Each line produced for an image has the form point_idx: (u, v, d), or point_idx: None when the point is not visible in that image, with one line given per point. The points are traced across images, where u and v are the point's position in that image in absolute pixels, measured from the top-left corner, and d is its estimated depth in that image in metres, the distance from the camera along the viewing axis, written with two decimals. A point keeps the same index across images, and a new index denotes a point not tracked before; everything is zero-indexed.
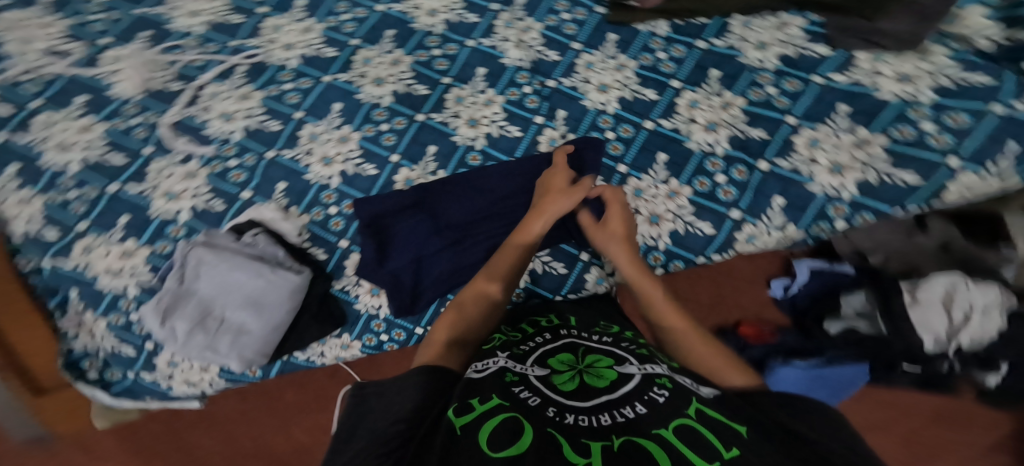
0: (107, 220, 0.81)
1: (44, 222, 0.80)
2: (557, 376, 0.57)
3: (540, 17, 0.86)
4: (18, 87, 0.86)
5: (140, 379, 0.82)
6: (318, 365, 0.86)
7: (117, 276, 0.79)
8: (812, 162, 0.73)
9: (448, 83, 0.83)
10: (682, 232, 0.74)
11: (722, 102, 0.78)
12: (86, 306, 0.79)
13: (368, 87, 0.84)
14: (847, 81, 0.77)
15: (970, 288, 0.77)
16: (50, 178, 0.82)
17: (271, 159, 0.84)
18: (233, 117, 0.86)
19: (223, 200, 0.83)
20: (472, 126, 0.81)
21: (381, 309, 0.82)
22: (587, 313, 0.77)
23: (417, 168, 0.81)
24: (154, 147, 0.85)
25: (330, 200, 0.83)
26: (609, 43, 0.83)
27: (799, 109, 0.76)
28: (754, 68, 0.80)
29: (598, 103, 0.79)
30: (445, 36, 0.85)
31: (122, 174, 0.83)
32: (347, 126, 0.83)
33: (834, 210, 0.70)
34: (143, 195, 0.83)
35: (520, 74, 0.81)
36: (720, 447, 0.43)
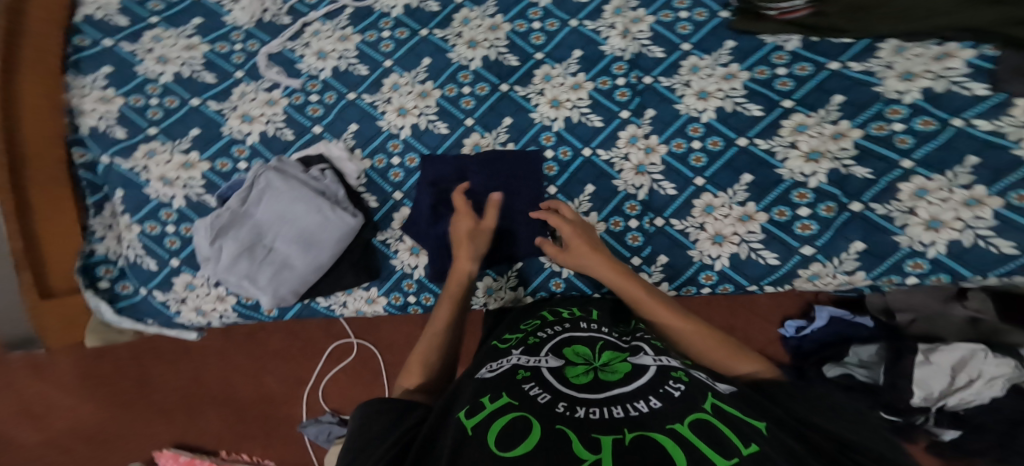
0: (178, 130, 0.85)
1: (116, 121, 0.85)
2: (571, 368, 0.60)
3: (654, 12, 0.80)
4: (145, 3, 0.90)
5: (151, 296, 0.85)
6: (337, 314, 0.87)
7: (170, 185, 0.83)
8: (909, 213, 0.67)
9: (540, 59, 0.81)
10: (743, 257, 0.73)
11: (835, 131, 0.71)
12: (126, 210, 0.84)
13: (461, 48, 0.83)
14: (990, 129, 0.66)
15: (987, 359, 0.76)
16: (139, 83, 0.86)
17: (350, 101, 0.84)
18: (327, 55, 0.86)
19: (294, 131, 0.84)
20: (553, 107, 0.79)
21: (416, 270, 0.82)
22: (609, 309, 0.79)
23: (488, 136, 0.81)
24: (246, 72, 0.87)
25: (395, 150, 0.83)
26: (724, 51, 0.77)
27: (921, 153, 0.68)
28: (888, 100, 0.70)
29: (693, 109, 0.76)
30: (549, 11, 0.82)
31: (208, 91, 0.86)
32: (430, 82, 0.83)
33: (911, 265, 0.67)
34: (222, 113, 0.85)
35: (617, 64, 0.79)
36: (738, 444, 0.45)
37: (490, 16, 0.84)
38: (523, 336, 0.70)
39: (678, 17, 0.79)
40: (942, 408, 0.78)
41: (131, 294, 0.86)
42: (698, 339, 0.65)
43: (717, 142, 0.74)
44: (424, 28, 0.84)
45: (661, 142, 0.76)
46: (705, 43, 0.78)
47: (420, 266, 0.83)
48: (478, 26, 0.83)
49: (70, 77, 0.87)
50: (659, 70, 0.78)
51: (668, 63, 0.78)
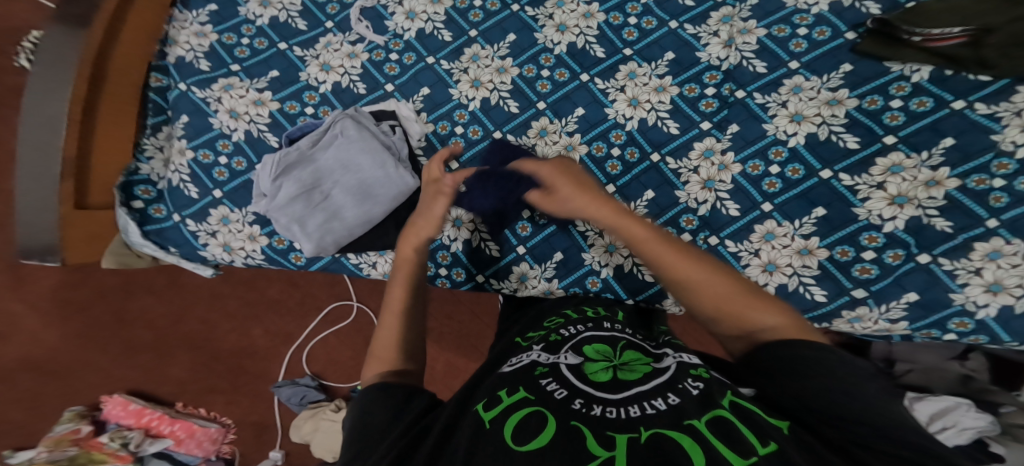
0: (258, 70, 0.85)
1: (205, 54, 0.87)
2: (590, 365, 0.57)
3: (767, 24, 0.78)
4: None
5: (183, 225, 0.84)
6: (364, 274, 0.86)
7: (238, 119, 0.83)
8: (975, 273, 0.66)
9: (629, 54, 0.80)
10: (791, 289, 0.72)
11: (930, 178, 0.68)
12: (185, 137, 0.84)
13: (549, 30, 0.83)
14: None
15: (968, 411, 0.75)
16: (238, 23, 0.87)
17: (428, 65, 0.84)
18: (416, 16, 0.85)
19: (367, 85, 0.84)
20: (631, 106, 0.79)
21: (455, 243, 0.90)
22: (633, 318, 0.77)
23: (557, 122, 0.80)
24: (335, 23, 0.87)
25: (461, 119, 0.82)
26: (837, 74, 0.74)
27: (1011, 214, 0.65)
28: (999, 152, 0.67)
29: (782, 131, 0.74)
30: (649, 9, 0.81)
31: (296, 37, 0.87)
32: (510, 59, 0.82)
33: (955, 323, 0.67)
34: (304, 60, 0.86)
35: (709, 73, 0.78)
36: (755, 442, 0.44)
37: (586, 3, 0.82)
38: (545, 333, 0.68)
39: (796, 33, 0.77)
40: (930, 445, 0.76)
41: (162, 219, 0.85)
42: (706, 291, 0.59)
43: (795, 171, 0.73)
44: (515, 3, 0.84)
45: (737, 161, 0.75)
46: (817, 64, 0.75)
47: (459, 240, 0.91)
48: (572, 10, 0.82)
49: (177, 11, 0.90)
50: (755, 85, 0.76)
51: (768, 80, 0.76)
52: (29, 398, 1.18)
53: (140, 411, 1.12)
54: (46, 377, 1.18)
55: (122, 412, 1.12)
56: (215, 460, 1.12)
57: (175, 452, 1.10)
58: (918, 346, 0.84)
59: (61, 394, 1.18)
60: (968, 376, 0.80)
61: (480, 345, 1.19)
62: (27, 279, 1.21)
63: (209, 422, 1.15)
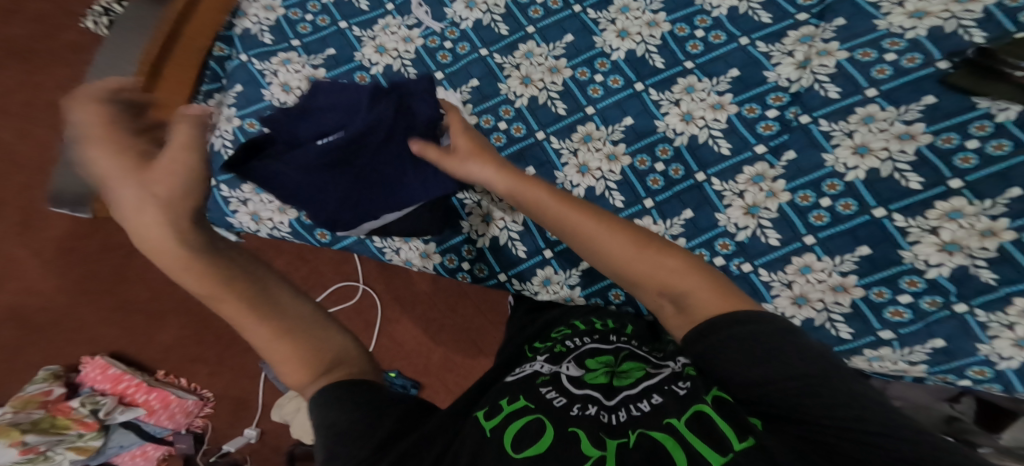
0: (316, 46, 0.86)
1: (269, 28, 0.87)
2: (589, 373, 0.61)
3: (850, 48, 0.75)
4: None
5: (217, 191, 0.84)
6: (385, 258, 0.95)
7: (289, 93, 0.84)
8: (1006, 328, 0.64)
9: (689, 68, 0.79)
10: (818, 323, 0.70)
11: (987, 228, 0.66)
12: (234, 105, 0.85)
13: (609, 35, 0.82)
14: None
15: None
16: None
17: (481, 57, 0.84)
18: (475, 6, 0.85)
19: (418, 71, 0.84)
20: (683, 121, 0.78)
21: (482, 239, 0.91)
22: (644, 328, 0.78)
23: (603, 129, 0.80)
24: (396, 6, 0.87)
25: (505, 115, 0.82)
26: (917, 106, 0.71)
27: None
28: None
29: (842, 163, 0.72)
30: (720, 24, 0.80)
31: (357, 17, 0.87)
32: (565, 60, 0.82)
33: (975, 371, 0.65)
34: (360, 40, 0.86)
35: (775, 95, 0.77)
36: (732, 438, 0.46)
37: (652, 12, 0.82)
38: (551, 343, 0.72)
39: (880, 58, 0.73)
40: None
41: None
42: (626, 253, 0.56)
43: (846, 205, 0.71)
44: (578, 4, 0.83)
45: (786, 190, 0.73)
46: (897, 94, 0.72)
47: (487, 235, 0.91)
48: (636, 18, 0.82)
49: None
50: (823, 111, 0.74)
51: (838, 106, 0.74)
52: (30, 343, 1.19)
53: (117, 377, 1.12)
54: (48, 322, 1.20)
55: (102, 377, 1.12)
56: (185, 433, 1.14)
57: (144, 422, 1.10)
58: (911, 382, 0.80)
59: (62, 341, 1.19)
60: (953, 417, 0.76)
61: (482, 343, 1.17)
62: (39, 225, 1.22)
63: (187, 394, 1.16)
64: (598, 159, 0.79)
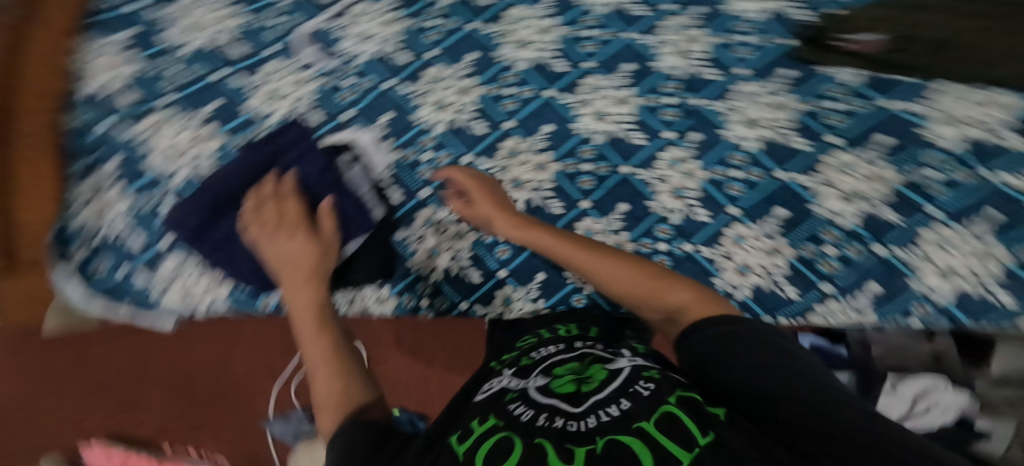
0: (200, 98, 0.78)
1: (131, 86, 0.76)
2: (556, 380, 0.59)
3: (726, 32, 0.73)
4: None
5: (131, 278, 0.86)
6: (344, 310, 0.94)
7: (174, 162, 0.79)
8: (926, 260, 0.69)
9: (589, 68, 0.77)
10: (768, 290, 0.78)
11: (876, 172, 0.68)
12: (118, 184, 0.79)
13: (511, 46, 0.79)
14: (1020, 186, 0.64)
15: (946, 389, 0.81)
16: (153, 36, 0.76)
17: (384, 90, 0.82)
18: (370, 36, 0.80)
19: (321, 114, 0.81)
20: (597, 120, 0.78)
21: (434, 271, 0.91)
22: (608, 324, 0.78)
23: (527, 141, 0.81)
24: (285, 45, 0.79)
25: (427, 144, 0.83)
26: (781, 79, 0.70)
27: (953, 204, 0.67)
28: (929, 145, 0.66)
29: (739, 137, 0.73)
30: (608, 19, 0.75)
31: (236, 64, 0.79)
32: (474, 78, 0.80)
33: (918, 308, 0.72)
34: (243, 91, 0.79)
35: (666, 84, 0.74)
36: (697, 432, 0.45)
37: (548, 14, 0.77)
38: (518, 355, 0.71)
39: (748, 35, 0.71)
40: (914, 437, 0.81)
41: (106, 275, 0.85)
42: (616, 276, 0.63)
43: (757, 174, 0.73)
44: (468, 21, 0.79)
45: (704, 168, 0.75)
46: (768, 69, 0.71)
47: (439, 267, 0.91)
48: (532, 22, 0.78)
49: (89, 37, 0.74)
50: (714, 93, 0.73)
51: (718, 87, 0.73)
52: None
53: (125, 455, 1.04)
54: None
55: (104, 460, 1.04)
56: None
57: None
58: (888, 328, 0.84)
59: None
60: (937, 354, 0.83)
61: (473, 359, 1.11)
62: None
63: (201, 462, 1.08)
64: (527, 171, 0.82)
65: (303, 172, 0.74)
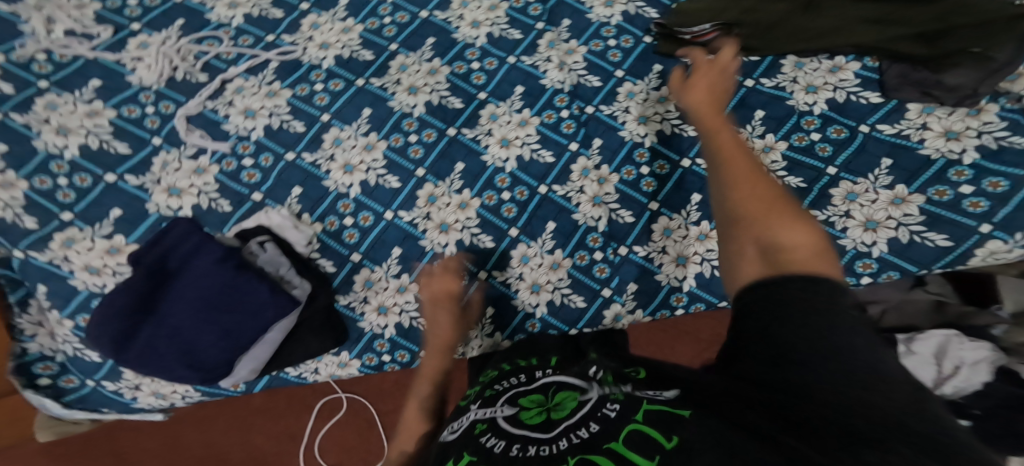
0: (95, 212, 0.81)
1: (24, 209, 0.80)
2: (524, 412, 0.55)
3: (586, 41, 0.84)
4: (31, 66, 0.87)
5: (101, 387, 0.82)
6: (310, 381, 0.86)
7: (99, 274, 0.79)
8: (847, 216, 0.70)
9: (484, 98, 0.82)
10: (708, 274, 0.77)
11: (765, 145, 0.74)
12: (52, 305, 0.79)
13: (401, 95, 0.84)
14: (893, 132, 0.71)
15: (963, 344, 0.80)
16: (43, 161, 0.83)
17: (289, 162, 0.84)
18: (256, 113, 0.86)
19: (231, 200, 0.83)
20: (503, 147, 0.80)
21: (386, 330, 0.82)
22: (569, 353, 0.74)
23: (442, 185, 0.81)
24: (164, 138, 0.86)
25: (347, 210, 0.82)
26: (654, 74, 0.81)
27: (841, 159, 0.72)
28: (801, 113, 0.75)
29: (636, 134, 0.80)
30: (486, 51, 0.84)
31: (123, 164, 0.84)
32: (374, 134, 0.83)
33: (862, 266, 0.69)
34: (143, 187, 0.83)
35: (559, 97, 0.82)
36: (662, 440, 0.39)
37: (428, 61, 0.85)
38: (480, 389, 0.66)
39: (608, 45, 0.83)
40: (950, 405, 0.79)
41: (77, 387, 0.83)
42: (741, 185, 0.57)
43: (664, 166, 0.79)
44: (359, 78, 0.85)
45: (613, 171, 0.79)
46: (636, 68, 0.82)
47: (390, 325, 0.82)
48: (416, 71, 0.84)
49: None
50: (599, 99, 0.81)
51: (606, 91, 0.82)
52: None
53: None
54: None
55: None
56: None
57: None
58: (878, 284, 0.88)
59: None
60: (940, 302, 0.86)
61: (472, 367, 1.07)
62: None
63: None
64: (452, 213, 0.81)
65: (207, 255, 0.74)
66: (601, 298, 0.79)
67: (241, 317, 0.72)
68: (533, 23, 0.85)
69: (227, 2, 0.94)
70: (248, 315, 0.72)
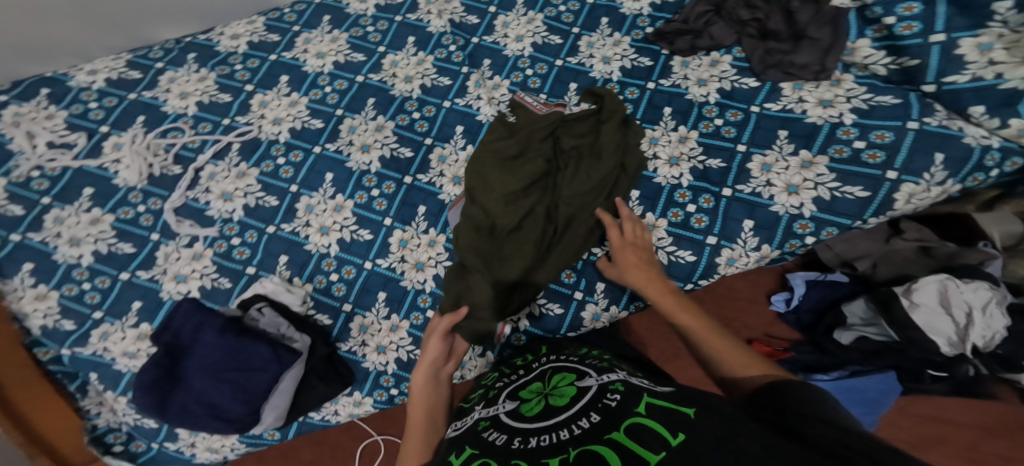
0: (120, 307, 0.89)
1: (62, 315, 0.88)
2: (524, 405, 0.66)
3: (507, 75, 0.99)
4: (30, 183, 0.94)
5: (164, 448, 0.91)
6: (334, 422, 0.93)
7: (136, 358, 0.87)
8: (769, 185, 0.85)
9: (430, 143, 0.95)
10: (666, 262, 0.85)
11: (679, 136, 0.91)
12: (106, 388, 0.88)
13: (356, 155, 0.94)
14: (779, 109, 0.89)
15: (964, 288, 0.85)
16: (65, 271, 0.90)
17: (271, 234, 0.92)
18: (233, 196, 0.94)
19: (229, 277, 0.91)
20: (456, 184, 0.92)
21: (388, 366, 0.88)
22: (561, 340, 0.84)
23: (409, 228, 0.90)
24: (160, 232, 0.93)
25: (330, 267, 0.90)
26: (571, 92, 0.97)
27: (746, 137, 0.88)
28: (700, 103, 0.92)
29: None
30: (423, 100, 0.97)
31: (132, 262, 0.92)
32: (340, 195, 0.92)
33: (801, 227, 0.83)
34: (154, 279, 0.91)
35: None
36: (669, 436, 0.50)
37: (373, 119, 0.96)
38: (483, 390, 0.77)
39: (527, 75, 0.98)
40: (975, 351, 0.85)
41: (145, 450, 0.93)
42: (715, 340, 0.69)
43: None
44: (316, 145, 0.95)
45: None
46: (555, 90, 0.97)
47: (392, 361, 0.88)
48: (365, 130, 0.96)
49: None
50: None
51: None
52: None
53: None
54: None
55: None
56: None
57: None
58: (854, 238, 0.97)
59: None
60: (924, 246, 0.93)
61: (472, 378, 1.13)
62: None
63: None
64: (425, 251, 0.89)
65: (214, 324, 0.81)
66: (575, 301, 0.87)
67: (256, 372, 0.80)
68: (458, 68, 0.99)
69: (180, 93, 1.02)
70: (263, 369, 0.80)
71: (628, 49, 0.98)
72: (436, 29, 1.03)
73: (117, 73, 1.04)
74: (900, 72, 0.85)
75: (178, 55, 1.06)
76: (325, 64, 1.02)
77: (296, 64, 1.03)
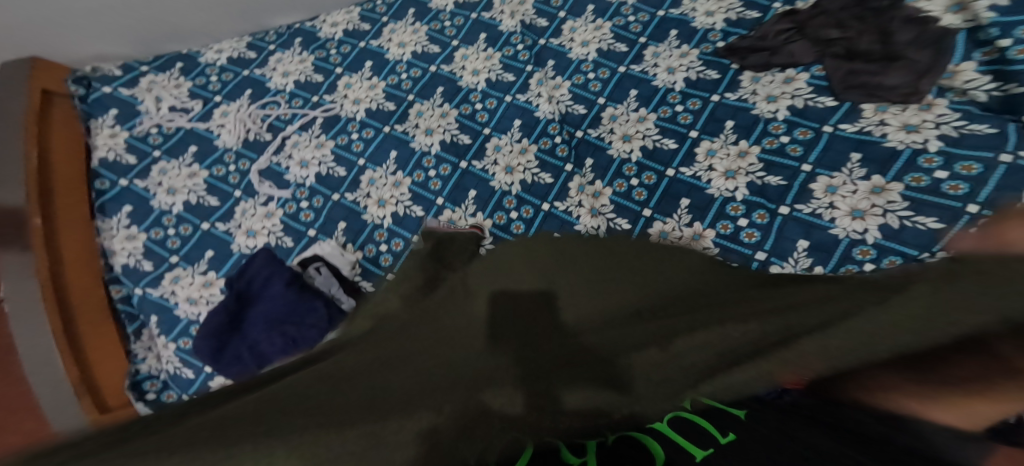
0: (195, 254, 0.97)
1: (144, 255, 0.98)
2: None
3: (569, 77, 1.03)
4: (147, 138, 1.08)
5: None
6: None
7: (195, 304, 0.92)
8: (833, 207, 0.81)
9: (488, 133, 1.00)
10: None
11: (739, 151, 0.90)
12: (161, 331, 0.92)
13: (420, 137, 1.02)
14: (856, 130, 0.86)
15: None
16: (157, 216, 1.01)
17: (335, 201, 0.99)
18: (309, 163, 1.04)
19: (292, 236, 0.98)
20: (508, 174, 0.96)
21: None
22: None
23: (459, 210, 0.94)
24: (242, 191, 1.03)
25: (382, 238, 0.96)
26: (631, 98, 0.99)
27: (813, 157, 0.86)
28: (766, 119, 0.92)
29: (623, 151, 0.95)
30: (486, 93, 1.04)
31: (215, 214, 1.01)
32: (400, 172, 0.99)
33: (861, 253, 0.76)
34: (229, 232, 0.99)
35: (551, 126, 0.99)
36: (717, 434, 0.43)
37: (440, 107, 1.04)
38: None
39: (588, 78, 1.02)
40: None
41: None
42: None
43: (652, 178, 0.91)
44: (386, 125, 1.04)
45: (605, 186, 0.92)
46: (615, 95, 1.00)
47: None
48: (431, 116, 1.03)
49: (99, 221, 1.01)
50: (586, 124, 0.99)
51: (591, 116, 0.99)
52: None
53: None
54: None
55: None
56: None
57: None
58: None
59: None
60: None
61: None
62: None
63: None
64: None
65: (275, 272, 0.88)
66: None
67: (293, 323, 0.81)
68: (523, 66, 1.05)
69: (282, 71, 1.14)
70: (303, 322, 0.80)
71: (694, 61, 1.00)
72: (507, 29, 1.09)
73: (238, 53, 1.18)
74: (1003, 101, 0.81)
75: (288, 39, 1.19)
76: (405, 53, 1.11)
77: (381, 51, 1.12)
